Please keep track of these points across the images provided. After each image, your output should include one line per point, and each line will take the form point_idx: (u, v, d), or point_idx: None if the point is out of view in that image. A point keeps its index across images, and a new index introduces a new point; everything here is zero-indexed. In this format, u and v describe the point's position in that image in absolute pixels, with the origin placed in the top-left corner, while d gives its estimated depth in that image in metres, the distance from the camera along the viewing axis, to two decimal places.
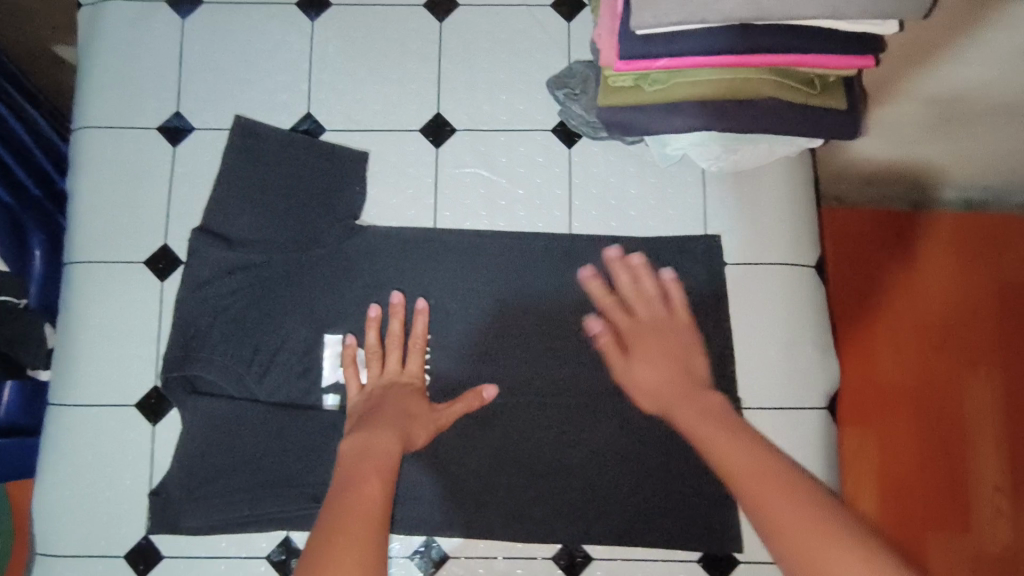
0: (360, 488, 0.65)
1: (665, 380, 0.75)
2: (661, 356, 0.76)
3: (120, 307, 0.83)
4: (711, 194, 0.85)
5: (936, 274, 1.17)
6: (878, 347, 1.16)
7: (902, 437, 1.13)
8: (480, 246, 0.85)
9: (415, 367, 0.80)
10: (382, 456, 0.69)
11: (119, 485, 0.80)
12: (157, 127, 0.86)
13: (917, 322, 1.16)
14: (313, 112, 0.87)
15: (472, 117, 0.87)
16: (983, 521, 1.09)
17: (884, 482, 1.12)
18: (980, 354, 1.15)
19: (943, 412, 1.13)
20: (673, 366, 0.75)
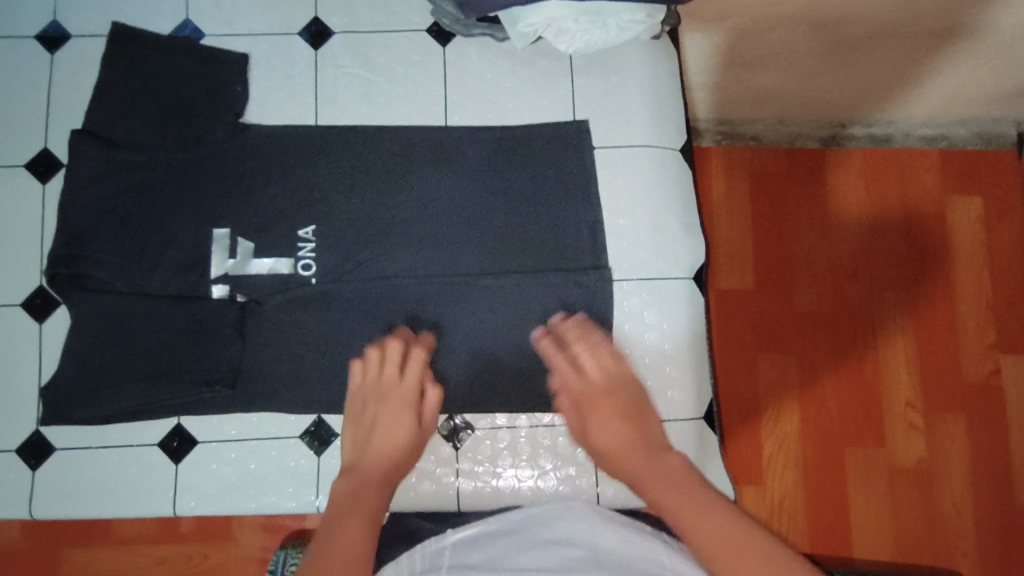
0: (360, 514, 0.60)
1: (621, 438, 0.66)
2: (613, 416, 0.68)
3: (3, 211, 0.84)
4: (579, 84, 0.89)
5: (846, 207, 1.29)
6: (795, 275, 1.26)
7: (822, 362, 1.24)
8: (361, 141, 0.88)
9: (412, 378, 0.72)
10: (362, 477, 0.65)
11: (6, 383, 0.82)
12: (33, 35, 0.87)
13: (827, 255, 1.27)
14: (193, 19, 0.90)
15: (348, 19, 0.90)
16: (894, 432, 1.22)
17: (810, 404, 1.22)
18: (885, 282, 1.27)
19: (856, 337, 1.25)
20: (626, 427, 0.67)
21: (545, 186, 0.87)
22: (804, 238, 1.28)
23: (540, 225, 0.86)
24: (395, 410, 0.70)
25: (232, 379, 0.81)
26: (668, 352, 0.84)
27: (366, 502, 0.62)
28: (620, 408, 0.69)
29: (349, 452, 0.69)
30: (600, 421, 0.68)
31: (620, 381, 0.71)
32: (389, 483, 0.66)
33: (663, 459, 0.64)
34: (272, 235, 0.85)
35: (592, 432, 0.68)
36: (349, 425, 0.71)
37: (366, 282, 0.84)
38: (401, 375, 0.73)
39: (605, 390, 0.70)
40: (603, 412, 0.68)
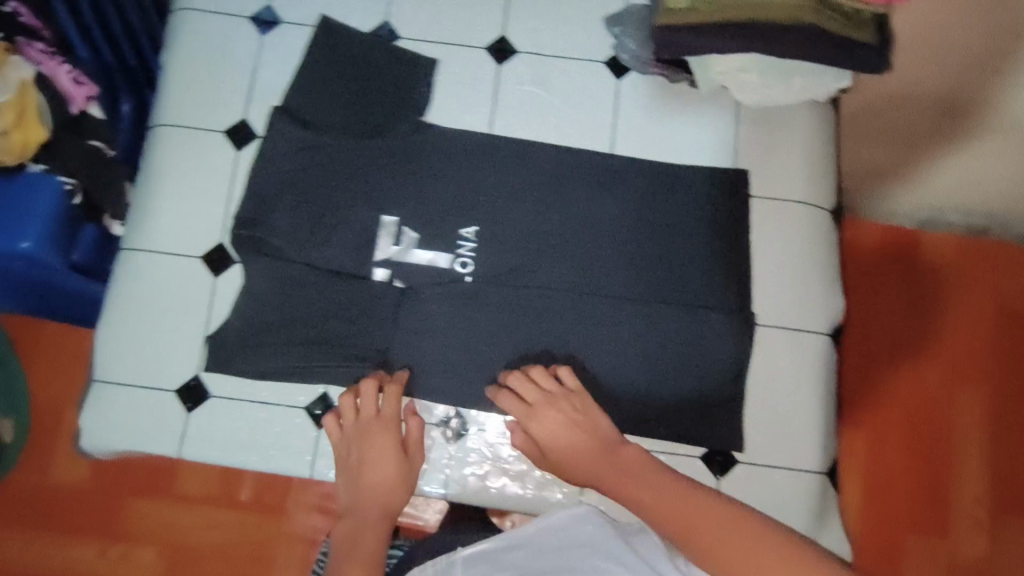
0: (359, 555, 0.80)
1: (574, 440, 0.81)
2: (562, 427, 0.81)
3: (197, 171, 0.91)
4: (742, 133, 0.93)
5: (940, 293, 1.29)
6: (879, 353, 1.27)
7: (894, 444, 1.23)
8: (529, 156, 0.93)
9: (391, 412, 0.85)
10: (364, 520, 0.83)
11: (176, 327, 0.88)
12: (247, 16, 0.95)
13: (914, 337, 1.28)
14: (391, 21, 0.96)
15: (533, 41, 0.96)
16: (960, 522, 1.20)
17: (877, 484, 1.22)
18: (969, 376, 1.26)
19: (933, 425, 1.24)
20: (569, 427, 0.81)
21: (695, 226, 0.91)
22: (892, 317, 1.29)
23: (687, 262, 0.90)
24: (379, 441, 0.84)
25: (380, 359, 0.88)
26: (797, 402, 0.86)
27: (364, 548, 0.81)
28: (583, 423, 0.81)
29: (343, 486, 0.85)
30: (544, 427, 0.82)
31: (573, 396, 0.83)
32: (390, 511, 0.84)
33: (651, 477, 0.75)
34: (436, 229, 0.90)
35: (545, 441, 0.82)
36: (342, 477, 0.85)
37: (518, 288, 0.89)
38: (378, 412, 0.85)
39: (575, 412, 0.82)
40: (550, 419, 0.82)
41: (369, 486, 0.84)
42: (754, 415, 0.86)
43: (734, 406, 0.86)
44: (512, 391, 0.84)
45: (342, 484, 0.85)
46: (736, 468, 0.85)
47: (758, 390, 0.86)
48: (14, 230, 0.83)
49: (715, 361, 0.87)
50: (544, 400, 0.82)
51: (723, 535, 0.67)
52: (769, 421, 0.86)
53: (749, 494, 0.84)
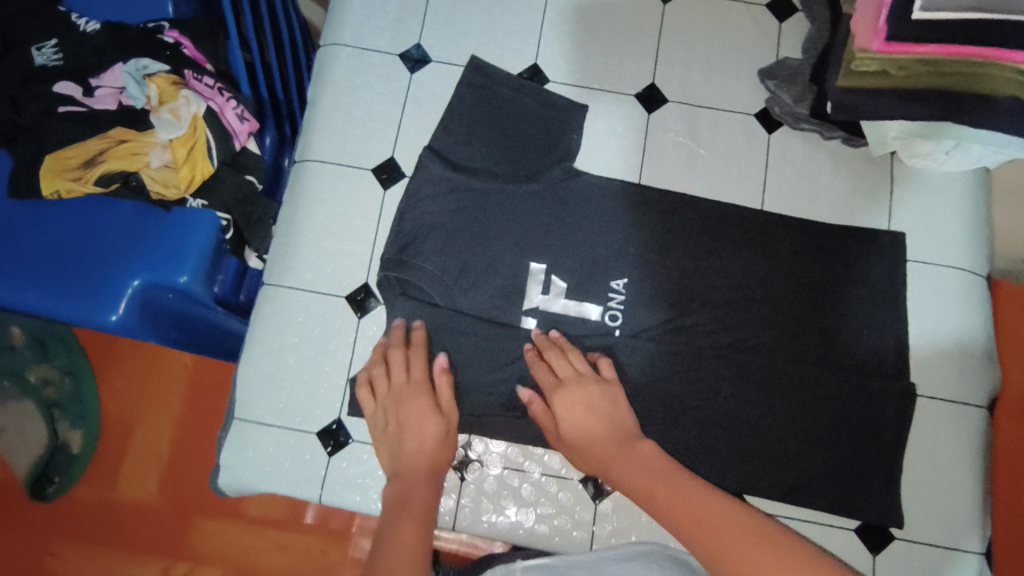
0: (415, 507, 0.72)
1: (598, 430, 0.78)
2: (579, 407, 0.79)
3: (345, 208, 0.90)
4: (896, 194, 0.92)
5: None
6: None
7: None
8: (679, 206, 0.91)
9: (419, 374, 0.82)
10: (406, 479, 0.76)
11: (320, 367, 0.87)
12: (398, 54, 0.95)
13: None
14: (540, 64, 0.95)
15: (684, 91, 0.95)
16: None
17: None
18: None
19: None
20: (595, 419, 0.79)
21: (852, 288, 0.88)
22: None
23: (842, 324, 0.87)
24: (413, 404, 0.81)
25: (526, 410, 0.84)
26: (952, 474, 0.84)
27: (416, 503, 0.73)
28: (592, 400, 0.80)
29: (388, 456, 0.80)
30: (582, 422, 0.79)
31: (598, 389, 0.81)
32: (438, 470, 0.78)
33: (635, 452, 0.75)
34: (586, 279, 0.88)
35: (565, 427, 0.80)
36: (382, 448, 0.81)
37: (668, 344, 0.87)
38: (409, 377, 0.82)
39: (595, 398, 0.80)
40: (568, 405, 0.80)
41: (412, 454, 0.78)
42: (910, 490, 0.84)
43: (893, 480, 0.83)
44: (535, 359, 0.84)
45: (387, 459, 0.80)
46: (893, 543, 0.83)
47: (915, 464, 0.85)
48: (170, 263, 0.82)
49: (876, 432, 0.84)
50: (563, 390, 0.81)
51: (758, 546, 0.60)
52: (922, 494, 0.84)
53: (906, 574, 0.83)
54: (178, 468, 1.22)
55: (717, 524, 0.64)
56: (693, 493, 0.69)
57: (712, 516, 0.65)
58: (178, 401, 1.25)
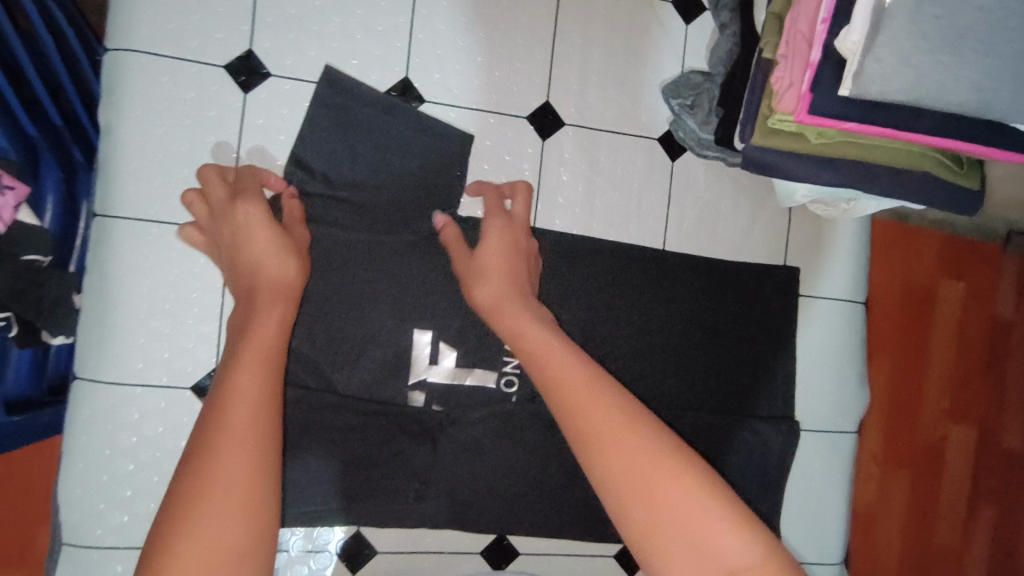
0: (253, 343, 0.55)
1: (506, 274, 0.68)
2: (508, 243, 0.71)
3: (177, 276, 0.72)
4: (791, 224, 0.89)
5: (943, 316, 1.30)
6: (896, 385, 1.29)
7: (900, 475, 1.29)
8: (575, 246, 0.82)
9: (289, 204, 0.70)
10: (258, 300, 0.59)
11: (169, 472, 0.73)
12: (223, 64, 0.73)
13: (919, 362, 1.30)
14: (412, 77, 0.78)
15: (582, 111, 0.83)
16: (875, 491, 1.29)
17: (867, 517, 1.28)
18: (958, 400, 1.32)
19: (926, 455, 1.31)
20: (515, 259, 0.70)
21: (745, 330, 0.87)
22: (902, 346, 1.28)
23: (735, 365, 0.87)
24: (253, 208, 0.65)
25: (420, 493, 0.78)
26: (824, 497, 0.91)
27: (256, 336, 0.56)
28: (513, 237, 0.72)
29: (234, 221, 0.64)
30: (497, 240, 0.71)
31: (523, 232, 0.74)
32: (289, 297, 0.61)
33: (537, 307, 0.66)
34: (480, 342, 0.79)
35: (480, 253, 0.70)
36: (236, 219, 0.64)
37: None
38: (231, 190, 0.67)
39: (518, 235, 0.73)
40: (494, 237, 0.71)
41: (251, 254, 0.62)
42: (790, 518, 0.89)
43: (774, 512, 0.88)
44: (491, 187, 0.76)
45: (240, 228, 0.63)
46: None
47: (795, 492, 0.90)
48: None
49: (763, 472, 0.87)
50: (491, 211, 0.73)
51: (653, 462, 0.48)
52: (799, 519, 0.90)
53: None
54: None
55: (608, 417, 0.51)
56: (581, 372, 0.55)
57: (589, 408, 0.52)
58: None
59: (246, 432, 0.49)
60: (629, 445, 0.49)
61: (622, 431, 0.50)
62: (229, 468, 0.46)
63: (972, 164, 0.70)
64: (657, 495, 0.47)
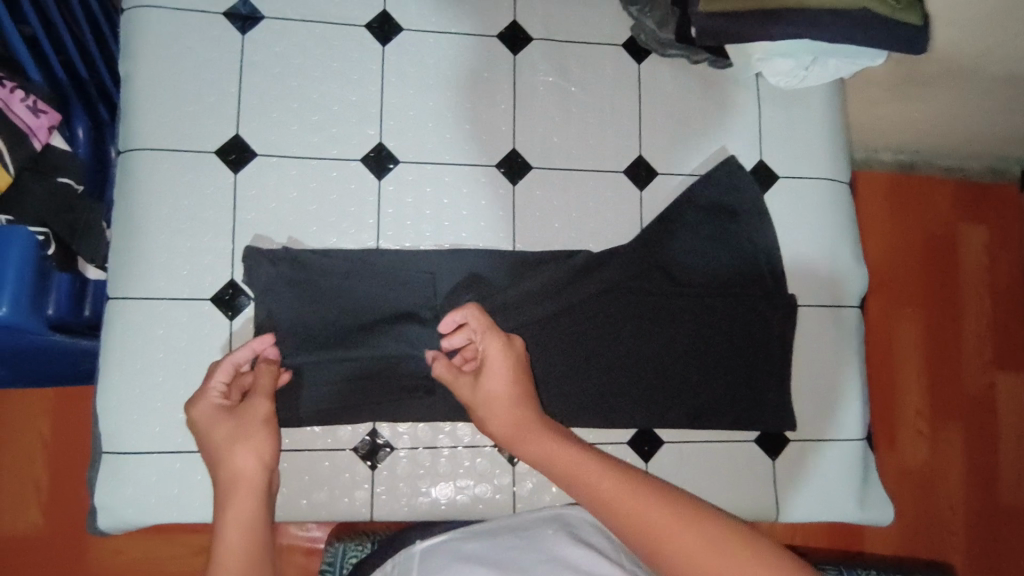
0: (233, 517, 0.61)
1: (511, 404, 0.69)
2: (507, 403, 0.69)
3: (191, 200, 0.79)
4: (763, 110, 0.92)
5: (965, 263, 1.39)
6: (927, 334, 1.36)
7: (946, 426, 1.34)
8: (553, 149, 0.89)
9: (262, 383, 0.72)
10: (232, 485, 0.63)
11: (194, 381, 0.78)
12: (223, 13, 0.83)
13: (949, 311, 1.37)
14: (390, 11, 0.87)
15: (547, 27, 0.90)
16: (907, 436, 1.32)
17: (916, 473, 1.33)
18: (999, 347, 1.37)
19: (973, 405, 1.35)
20: (523, 409, 0.68)
21: (733, 213, 0.89)
22: (926, 295, 1.36)
23: (726, 247, 0.88)
24: (239, 439, 0.65)
25: (430, 387, 0.81)
26: (832, 374, 0.91)
27: (236, 505, 0.62)
28: (510, 364, 0.71)
29: (221, 426, 0.67)
30: (495, 372, 0.70)
31: (509, 346, 0.72)
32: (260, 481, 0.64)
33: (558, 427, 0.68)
34: (472, 243, 0.85)
35: (482, 381, 0.71)
36: (217, 430, 0.66)
37: (559, 295, 0.84)
38: (223, 391, 0.71)
39: (504, 349, 0.72)
40: (495, 365, 0.71)
41: (228, 463, 0.64)
42: (800, 394, 0.90)
43: (785, 385, 0.88)
44: (450, 320, 0.74)
45: (223, 425, 0.67)
46: (789, 446, 0.90)
47: (802, 369, 0.90)
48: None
49: (764, 348, 0.87)
50: (488, 336, 0.72)
51: (726, 566, 0.52)
52: (809, 397, 0.90)
53: (804, 473, 0.89)
54: (64, 488, 1.01)
55: (646, 516, 0.56)
56: (609, 487, 0.60)
57: (623, 499, 0.58)
58: (43, 420, 1.02)
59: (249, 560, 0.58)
60: (651, 517, 0.56)
61: (646, 515, 0.57)
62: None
63: (911, 3, 0.75)
64: (712, 564, 0.52)
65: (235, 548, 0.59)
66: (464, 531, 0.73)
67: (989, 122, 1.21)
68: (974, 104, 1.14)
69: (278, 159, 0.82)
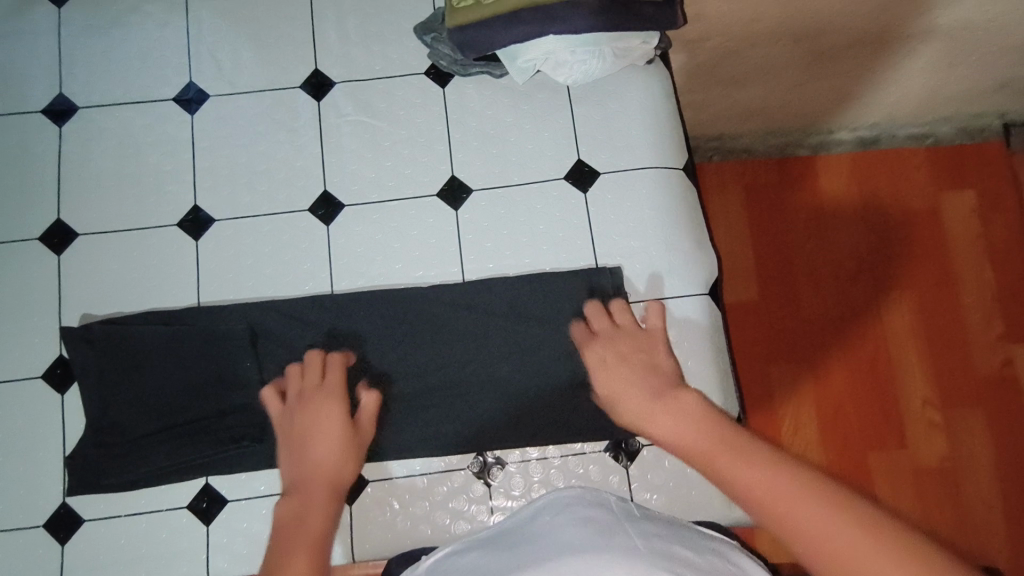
0: (310, 528, 0.61)
1: (632, 385, 0.72)
2: (622, 367, 0.74)
3: (18, 284, 0.85)
4: (576, 112, 0.91)
5: (955, 230, 1.33)
6: (926, 310, 1.30)
7: (964, 410, 1.25)
8: (367, 183, 0.89)
9: (336, 376, 0.77)
10: (306, 491, 0.65)
11: (31, 456, 0.81)
12: (40, 110, 0.90)
13: (946, 283, 1.31)
14: (196, 81, 0.92)
15: (348, 68, 0.92)
16: (919, 430, 1.24)
17: (937, 469, 1.23)
18: (1012, 315, 1.29)
19: (991, 385, 1.26)
20: (632, 373, 0.73)
21: (551, 220, 0.88)
22: (914, 271, 1.31)
23: (549, 254, 0.87)
24: (326, 409, 0.73)
25: (257, 434, 0.80)
26: (689, 369, 0.84)
27: (310, 524, 0.61)
28: (635, 352, 0.75)
29: (318, 409, 0.73)
30: (611, 373, 0.74)
31: (643, 336, 0.77)
32: (337, 482, 0.67)
33: (677, 395, 0.68)
34: (292, 288, 0.86)
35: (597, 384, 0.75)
36: (324, 419, 0.72)
37: (380, 327, 0.84)
38: (322, 381, 0.76)
39: (633, 348, 0.76)
40: (607, 365, 0.75)
41: (316, 458, 0.68)
42: None
43: None
44: (597, 307, 0.82)
45: (337, 403, 0.73)
46: (643, 452, 0.84)
47: None
48: None
49: None
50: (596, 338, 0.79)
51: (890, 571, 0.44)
52: None
53: (663, 479, 0.83)
54: None
55: (747, 476, 0.55)
56: (704, 440, 0.61)
57: (724, 455, 0.58)
58: None
59: (305, 527, 0.61)
60: (748, 462, 0.56)
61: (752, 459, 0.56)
62: (294, 549, 0.58)
63: None
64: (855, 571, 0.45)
65: (303, 520, 0.61)
66: (457, 545, 0.67)
67: (899, 73, 1.16)
68: (878, 54, 1.10)
69: (98, 236, 0.86)
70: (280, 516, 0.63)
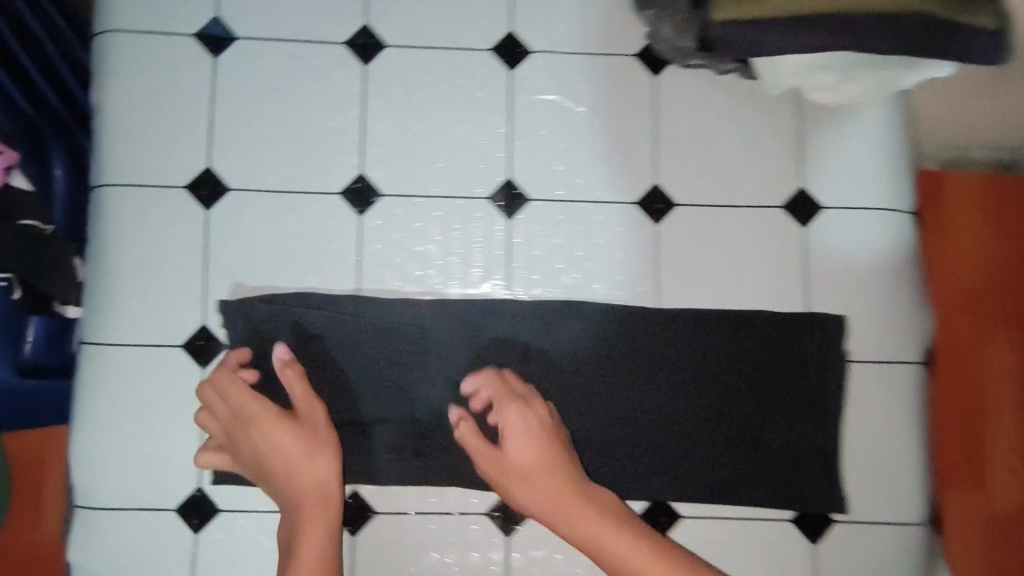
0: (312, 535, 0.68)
1: (534, 458, 0.71)
2: (529, 440, 0.71)
3: (160, 238, 0.75)
4: (808, 129, 0.78)
5: None
6: None
7: None
8: (555, 177, 0.79)
9: (298, 392, 0.71)
10: (304, 517, 0.68)
11: (168, 432, 0.75)
12: (193, 33, 0.77)
13: None
14: (371, 25, 0.78)
15: (549, 35, 0.79)
16: None
17: None
18: None
19: None
20: (536, 450, 0.71)
21: (760, 255, 0.77)
22: None
23: (755, 295, 0.78)
24: (280, 431, 0.71)
25: (419, 449, 0.76)
26: (887, 444, 0.77)
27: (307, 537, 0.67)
28: (536, 430, 0.72)
29: (495, 463, 0.72)
30: (510, 433, 0.71)
31: (546, 430, 0.72)
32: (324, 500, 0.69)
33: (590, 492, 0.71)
34: (464, 287, 0.78)
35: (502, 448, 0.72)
36: (280, 442, 0.71)
37: (560, 352, 0.77)
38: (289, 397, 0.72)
39: (534, 432, 0.72)
40: (510, 427, 0.71)
41: (302, 476, 0.70)
42: (850, 469, 0.76)
43: (829, 455, 0.76)
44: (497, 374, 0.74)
45: (526, 458, 0.71)
46: (833, 527, 0.77)
47: (850, 439, 0.76)
48: None
49: (806, 415, 0.76)
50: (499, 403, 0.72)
51: None
52: (861, 472, 0.76)
53: (848, 561, 0.76)
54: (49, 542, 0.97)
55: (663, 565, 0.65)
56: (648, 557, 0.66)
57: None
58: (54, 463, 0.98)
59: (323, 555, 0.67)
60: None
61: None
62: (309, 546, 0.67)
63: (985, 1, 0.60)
64: None
65: (317, 526, 0.68)
66: None
67: None
68: None
69: (253, 195, 0.76)
70: (285, 517, 0.70)
